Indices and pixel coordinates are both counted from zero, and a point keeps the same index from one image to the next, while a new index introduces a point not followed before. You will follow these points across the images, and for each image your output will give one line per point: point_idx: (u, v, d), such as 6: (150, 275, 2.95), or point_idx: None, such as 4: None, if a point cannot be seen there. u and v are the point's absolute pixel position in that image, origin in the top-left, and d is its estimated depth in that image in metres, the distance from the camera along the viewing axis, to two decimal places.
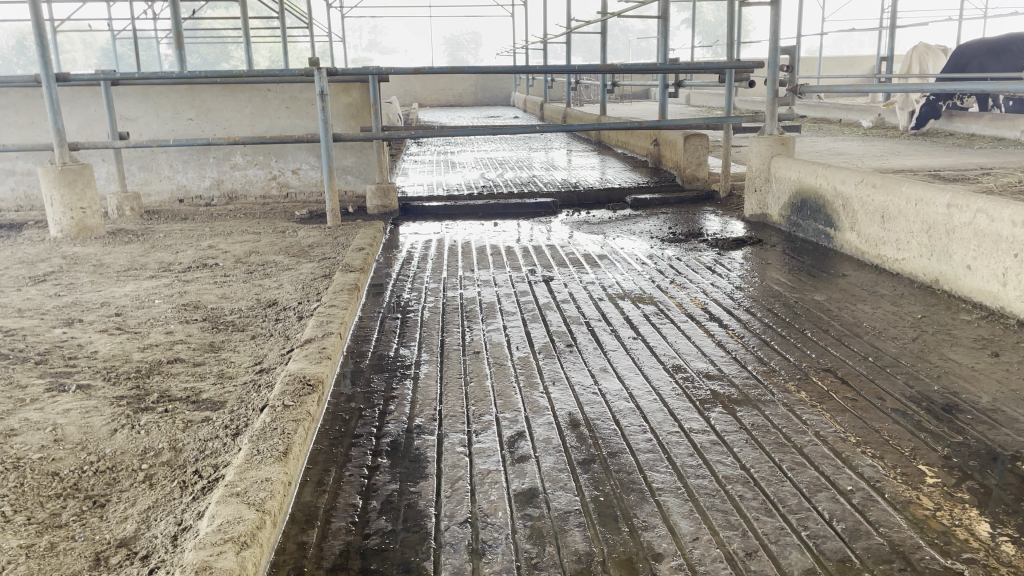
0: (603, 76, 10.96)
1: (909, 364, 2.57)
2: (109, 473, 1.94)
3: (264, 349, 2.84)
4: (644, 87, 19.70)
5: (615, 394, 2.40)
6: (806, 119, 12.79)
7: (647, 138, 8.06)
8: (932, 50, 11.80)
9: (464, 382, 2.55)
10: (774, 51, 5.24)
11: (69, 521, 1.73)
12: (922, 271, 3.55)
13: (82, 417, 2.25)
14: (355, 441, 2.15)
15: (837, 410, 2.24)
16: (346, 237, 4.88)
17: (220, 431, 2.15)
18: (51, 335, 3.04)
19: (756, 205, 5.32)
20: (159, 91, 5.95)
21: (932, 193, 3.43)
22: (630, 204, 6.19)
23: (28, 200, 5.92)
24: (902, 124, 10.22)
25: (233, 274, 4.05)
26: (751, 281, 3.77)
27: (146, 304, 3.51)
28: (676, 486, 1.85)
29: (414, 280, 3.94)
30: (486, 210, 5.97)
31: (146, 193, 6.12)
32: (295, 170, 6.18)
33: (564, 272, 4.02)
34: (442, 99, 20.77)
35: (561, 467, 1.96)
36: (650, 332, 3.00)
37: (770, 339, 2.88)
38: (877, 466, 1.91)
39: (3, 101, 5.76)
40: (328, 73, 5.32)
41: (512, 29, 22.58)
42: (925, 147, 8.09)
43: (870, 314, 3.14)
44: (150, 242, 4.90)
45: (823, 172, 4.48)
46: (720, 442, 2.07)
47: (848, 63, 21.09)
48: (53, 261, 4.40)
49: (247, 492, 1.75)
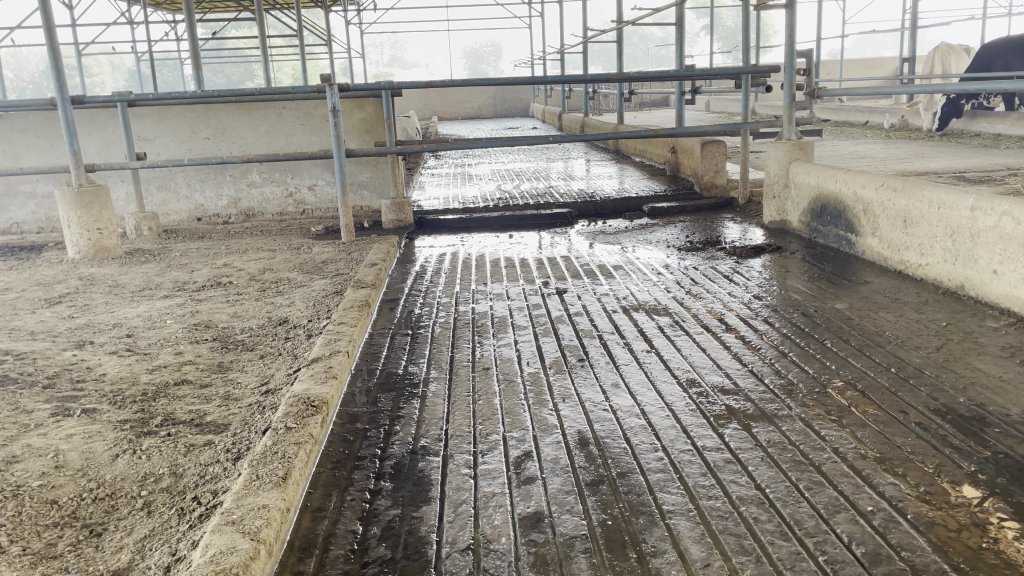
0: (621, 84, 10.88)
1: (934, 375, 2.47)
2: (108, 501, 1.91)
3: (271, 369, 2.80)
4: (663, 94, 19.68)
5: (627, 410, 2.33)
6: (828, 122, 12.66)
7: (665, 146, 7.97)
8: (954, 49, 11.64)
9: (471, 400, 2.49)
10: (791, 55, 5.13)
11: (64, 551, 1.70)
12: (947, 277, 3.44)
13: (84, 442, 2.23)
14: (359, 464, 2.10)
15: (858, 424, 2.15)
16: (360, 252, 4.85)
17: (221, 455, 2.11)
18: (61, 357, 3.03)
19: (776, 212, 5.22)
20: (175, 111, 5.99)
21: (956, 196, 3.32)
22: (647, 212, 6.11)
23: (48, 223, 5.98)
24: (925, 125, 10.18)
25: (246, 292, 4.04)
26: (770, 289, 3.68)
27: (157, 324, 3.50)
28: (687, 508, 1.78)
29: (427, 295, 3.89)
30: (502, 222, 5.93)
31: (164, 213, 6.16)
32: (310, 186, 6.18)
33: (578, 283, 3.96)
34: (462, 112, 20.86)
35: (568, 489, 1.89)
36: (665, 344, 2.93)
37: (788, 350, 2.79)
38: (900, 485, 1.82)
39: (22, 124, 5.83)
40: (340, 88, 5.31)
41: (530, 40, 22.63)
42: (948, 148, 7.94)
43: (893, 322, 3.03)
44: (166, 261, 4.91)
45: (843, 177, 4.38)
46: (734, 461, 1.99)
47: (870, 65, 20.88)
48: (69, 283, 4.42)
49: (243, 520, 1.71)
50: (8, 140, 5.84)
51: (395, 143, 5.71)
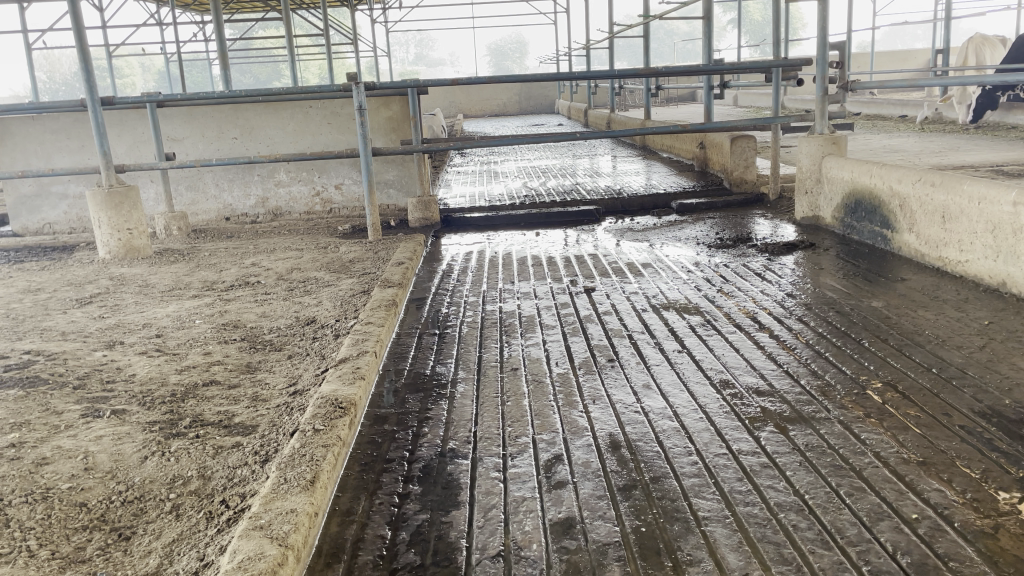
0: (647, 79, 10.79)
1: (977, 376, 2.39)
2: (137, 503, 1.90)
3: (299, 369, 2.80)
4: (690, 89, 19.57)
5: (659, 413, 2.28)
6: (859, 116, 12.48)
7: (693, 141, 7.87)
8: (989, 40, 11.40)
9: (500, 401, 2.45)
10: (823, 47, 5.03)
11: (93, 555, 1.69)
12: (988, 274, 3.34)
13: (113, 444, 2.22)
14: (387, 466, 2.08)
15: (899, 428, 2.08)
16: (387, 251, 4.84)
17: (249, 458, 2.10)
18: (92, 358, 3.04)
19: (808, 207, 5.13)
20: (203, 112, 6.02)
21: (997, 191, 3.23)
22: (675, 209, 6.04)
23: (80, 223, 6.05)
24: (958, 118, 10.04)
25: (274, 291, 4.04)
26: (804, 288, 3.60)
27: (186, 324, 3.51)
28: (724, 515, 1.73)
29: (454, 294, 3.87)
30: (529, 219, 5.89)
31: (193, 213, 6.20)
32: (337, 185, 6.18)
33: (606, 282, 3.91)
34: (487, 110, 20.86)
35: (600, 494, 1.85)
36: (697, 344, 2.87)
37: (824, 350, 2.72)
38: (946, 491, 1.76)
39: (54, 126, 5.89)
40: (366, 87, 5.28)
41: (555, 36, 22.55)
42: (984, 141, 7.77)
43: (933, 321, 2.95)
44: (195, 261, 4.93)
45: (878, 171, 4.28)
46: (772, 465, 1.94)
47: (902, 57, 20.54)
48: (100, 283, 4.46)
49: (272, 525, 1.69)
50: (40, 141, 5.92)
51: (421, 141, 5.69)
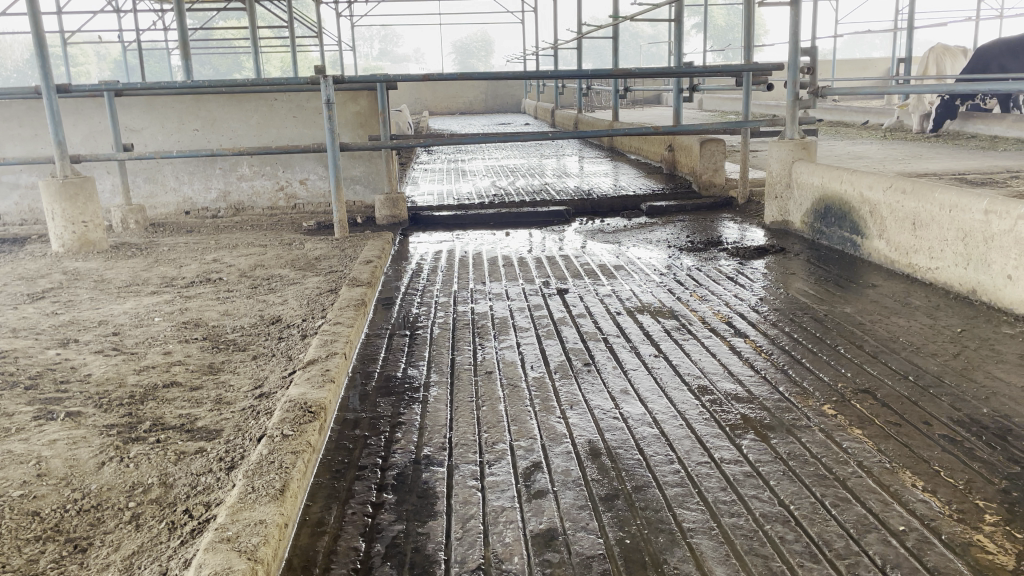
0: (615, 80, 10.79)
1: (953, 384, 2.39)
2: (94, 512, 1.80)
3: (265, 371, 2.70)
4: (655, 91, 19.70)
5: (638, 419, 2.24)
6: (823, 123, 12.65)
7: (662, 143, 7.87)
8: (949, 50, 11.61)
9: (475, 406, 2.39)
10: (794, 52, 5.02)
11: (47, 569, 1.58)
12: (958, 281, 3.36)
13: (68, 449, 2.11)
14: (360, 474, 2.00)
15: (880, 436, 2.06)
16: (354, 249, 4.73)
17: (213, 464, 2.01)
18: (45, 356, 2.91)
19: (777, 212, 5.14)
20: (164, 102, 5.84)
21: (968, 199, 3.25)
22: (644, 211, 6.03)
23: (32, 214, 5.83)
24: (915, 127, 10.24)
25: (237, 289, 3.92)
26: (776, 292, 3.60)
27: (145, 322, 3.37)
28: (709, 527, 1.69)
29: (424, 294, 3.79)
30: (498, 219, 5.83)
31: (152, 206, 6.02)
32: (302, 180, 6.04)
33: (578, 283, 3.87)
34: (453, 107, 20.74)
35: (582, 504, 1.79)
36: (672, 348, 2.84)
37: (800, 356, 2.70)
38: (931, 503, 1.73)
39: (6, 113, 5.67)
40: (335, 80, 5.15)
41: (522, 35, 22.48)
42: (947, 150, 7.89)
43: (906, 328, 2.96)
44: (153, 256, 4.77)
45: (848, 177, 4.30)
46: (755, 475, 1.90)
47: (863, 65, 20.85)
48: (53, 277, 4.29)
49: (239, 537, 1.60)
50: None
51: (390, 138, 5.58)
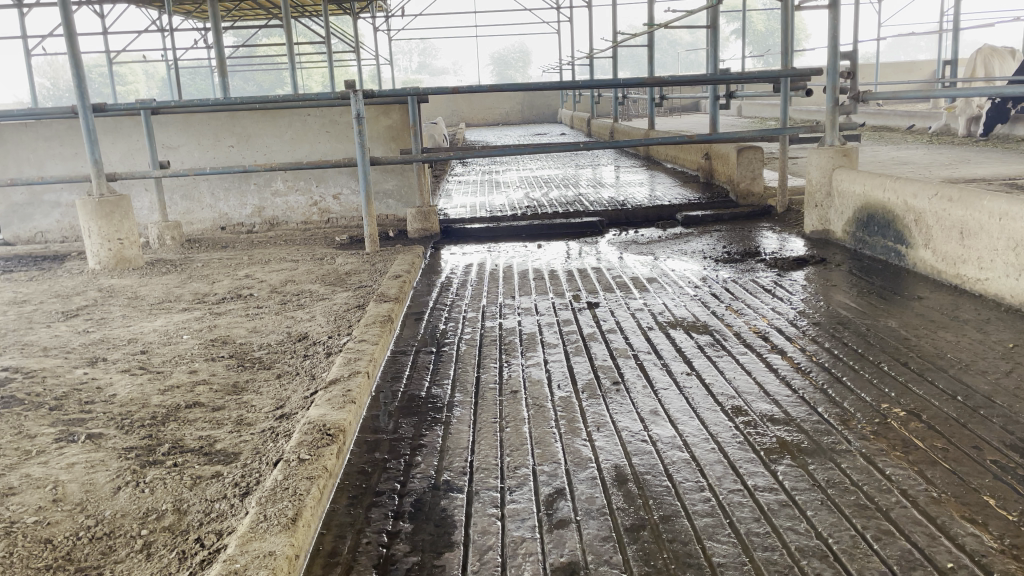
0: (652, 88, 10.65)
1: (1005, 404, 2.24)
2: (106, 540, 1.76)
3: (287, 391, 2.65)
4: (692, 99, 19.48)
5: (668, 442, 2.14)
6: (866, 128, 12.37)
7: (699, 152, 7.72)
8: (997, 52, 11.28)
9: (499, 427, 2.31)
10: (834, 56, 4.87)
11: None
12: (1010, 293, 3.20)
13: (85, 473, 2.08)
14: (376, 500, 1.94)
15: (927, 462, 1.94)
16: (385, 263, 4.70)
17: (228, 490, 1.96)
18: (72, 376, 2.91)
19: (817, 221, 4.99)
20: (200, 120, 5.90)
21: (1019, 206, 3.09)
22: (681, 221, 5.91)
23: (73, 231, 5.93)
24: (962, 131, 9.96)
25: (266, 305, 3.90)
26: (816, 305, 3.46)
27: (173, 340, 3.36)
28: (740, 561, 1.59)
29: (453, 309, 3.73)
30: (531, 231, 5.76)
31: (188, 222, 6.08)
32: (335, 195, 6.05)
33: (610, 297, 3.78)
34: (490, 119, 20.74)
35: (605, 536, 1.70)
36: (706, 365, 2.74)
37: (841, 374, 2.57)
38: (982, 537, 1.61)
39: (46, 133, 5.77)
40: (365, 95, 5.14)
41: (558, 46, 22.43)
42: (997, 154, 7.61)
43: (953, 343, 2.81)
44: (187, 272, 4.79)
45: (891, 185, 4.14)
46: (791, 504, 1.79)
47: (907, 69, 20.37)
48: (88, 294, 4.32)
49: (246, 570, 1.55)
50: (34, 148, 5.81)
51: (421, 151, 5.55)
